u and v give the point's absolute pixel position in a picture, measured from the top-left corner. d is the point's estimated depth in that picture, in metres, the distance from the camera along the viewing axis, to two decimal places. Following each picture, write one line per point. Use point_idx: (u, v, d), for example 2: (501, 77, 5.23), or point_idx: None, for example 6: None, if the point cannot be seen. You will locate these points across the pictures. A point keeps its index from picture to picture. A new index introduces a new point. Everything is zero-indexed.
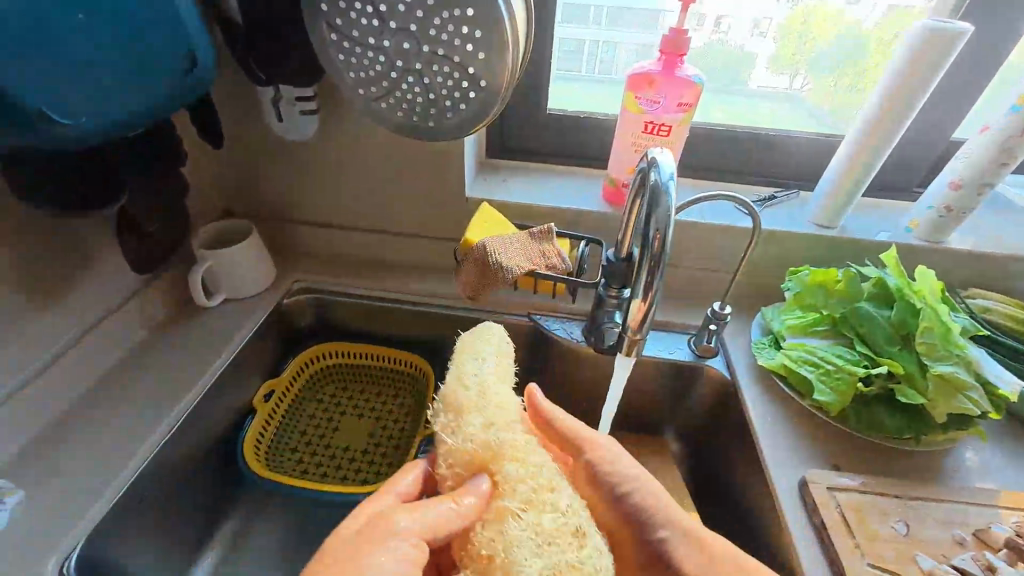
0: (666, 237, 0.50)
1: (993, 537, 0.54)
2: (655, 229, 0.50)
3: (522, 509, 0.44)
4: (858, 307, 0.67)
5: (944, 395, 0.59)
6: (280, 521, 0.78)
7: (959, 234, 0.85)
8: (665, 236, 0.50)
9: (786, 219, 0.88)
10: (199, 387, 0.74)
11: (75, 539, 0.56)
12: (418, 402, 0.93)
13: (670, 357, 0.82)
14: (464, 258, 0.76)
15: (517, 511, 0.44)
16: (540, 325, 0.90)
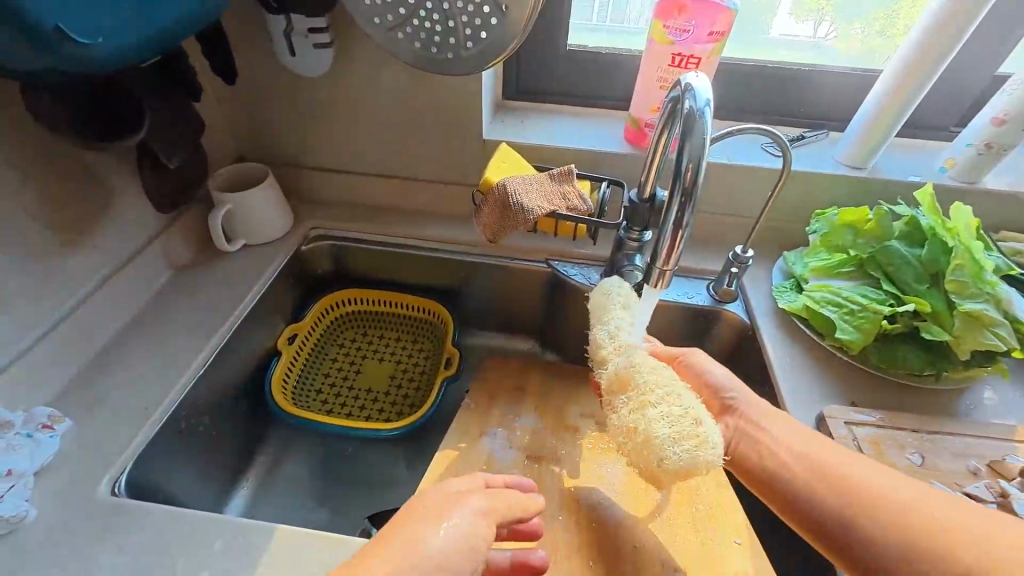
0: (698, 168, 0.48)
1: (1007, 467, 0.56)
2: (688, 160, 0.49)
3: (652, 400, 0.52)
4: (887, 246, 0.66)
5: (970, 332, 0.59)
6: (310, 455, 0.82)
7: (996, 175, 0.81)
8: (698, 167, 0.48)
9: (815, 160, 0.85)
10: (226, 327, 0.76)
11: (123, 461, 0.59)
12: (437, 347, 0.95)
13: (689, 302, 0.81)
14: (484, 200, 0.75)
15: (650, 400, 0.52)
16: (558, 271, 0.90)
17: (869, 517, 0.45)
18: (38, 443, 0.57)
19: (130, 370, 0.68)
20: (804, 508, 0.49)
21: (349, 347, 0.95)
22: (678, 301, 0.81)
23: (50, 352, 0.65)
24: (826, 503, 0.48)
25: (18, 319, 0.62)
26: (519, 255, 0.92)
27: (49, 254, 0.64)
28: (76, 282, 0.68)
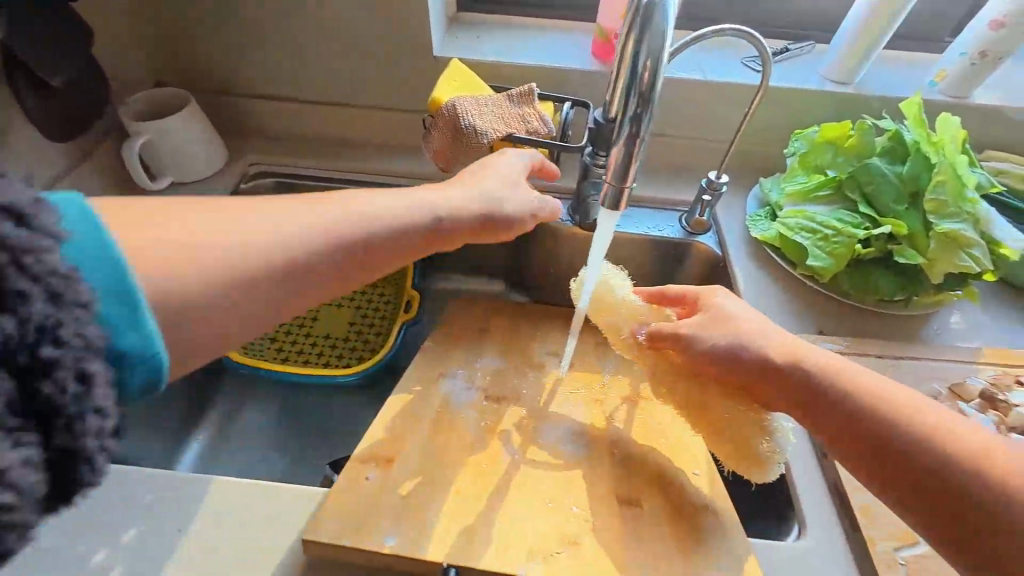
0: (656, 66, 0.40)
1: (968, 390, 0.54)
2: (643, 58, 0.40)
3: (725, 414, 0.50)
4: (867, 164, 0.62)
5: (946, 253, 0.57)
6: (267, 404, 0.79)
7: (986, 88, 0.76)
8: (655, 66, 0.40)
9: (798, 75, 0.78)
10: None
11: None
12: (397, 289, 0.91)
13: (659, 234, 0.77)
14: (433, 123, 0.67)
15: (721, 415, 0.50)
16: None
17: (960, 462, 0.41)
18: None
19: None
20: (885, 456, 0.43)
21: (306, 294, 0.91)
22: (649, 235, 0.76)
23: None
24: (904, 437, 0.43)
25: None
26: None
27: None
28: None
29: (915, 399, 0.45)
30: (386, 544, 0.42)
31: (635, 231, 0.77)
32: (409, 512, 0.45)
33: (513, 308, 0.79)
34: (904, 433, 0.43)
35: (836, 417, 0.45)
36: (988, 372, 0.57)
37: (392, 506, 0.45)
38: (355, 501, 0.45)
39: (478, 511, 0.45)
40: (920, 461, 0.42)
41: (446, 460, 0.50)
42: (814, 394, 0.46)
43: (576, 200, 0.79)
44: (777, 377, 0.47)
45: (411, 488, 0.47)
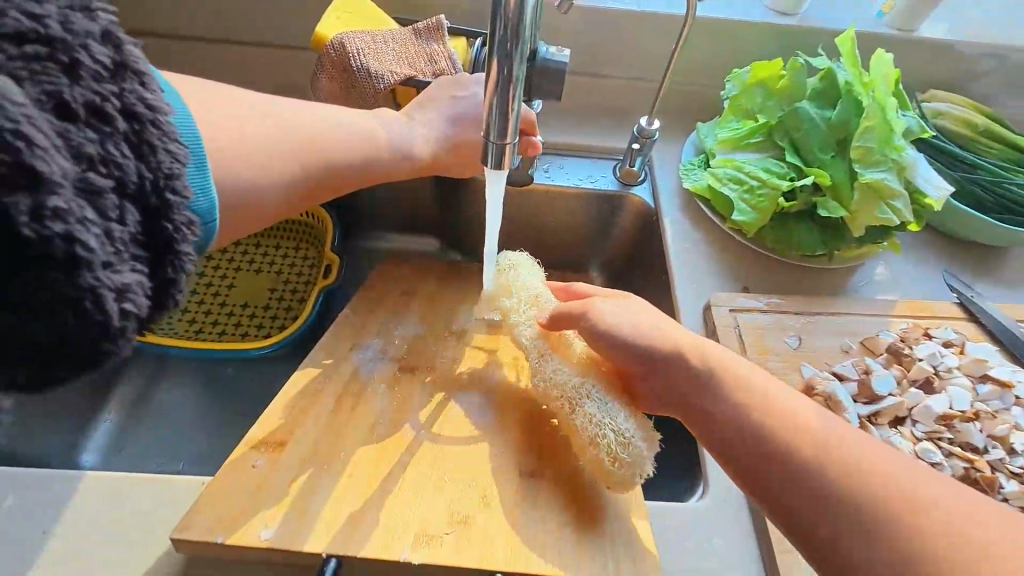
0: None
1: (877, 344, 0.54)
2: None
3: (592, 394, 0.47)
4: (797, 108, 0.58)
5: (868, 205, 0.54)
6: (181, 379, 0.74)
7: (934, 21, 0.71)
8: None
9: (739, 4, 0.71)
10: None
11: None
12: (320, 252, 0.84)
13: (591, 186, 0.72)
14: (322, 63, 0.59)
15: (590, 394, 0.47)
16: None
17: (801, 455, 0.38)
18: None
19: None
20: (738, 456, 0.41)
21: (221, 261, 0.84)
22: (582, 187, 0.72)
23: None
24: (800, 469, 0.38)
25: None
26: None
27: None
28: None
29: (783, 393, 0.42)
30: (262, 538, 0.41)
31: (568, 184, 0.72)
32: (291, 502, 0.43)
33: (440, 270, 0.74)
34: (759, 425, 0.40)
35: (695, 410, 0.44)
36: (900, 325, 0.57)
37: (273, 496, 0.43)
38: (234, 492, 0.43)
39: (365, 496, 0.44)
40: (759, 450, 0.40)
41: (342, 441, 0.48)
42: (681, 385, 0.44)
43: None
44: (648, 368, 0.46)
45: (298, 475, 0.45)
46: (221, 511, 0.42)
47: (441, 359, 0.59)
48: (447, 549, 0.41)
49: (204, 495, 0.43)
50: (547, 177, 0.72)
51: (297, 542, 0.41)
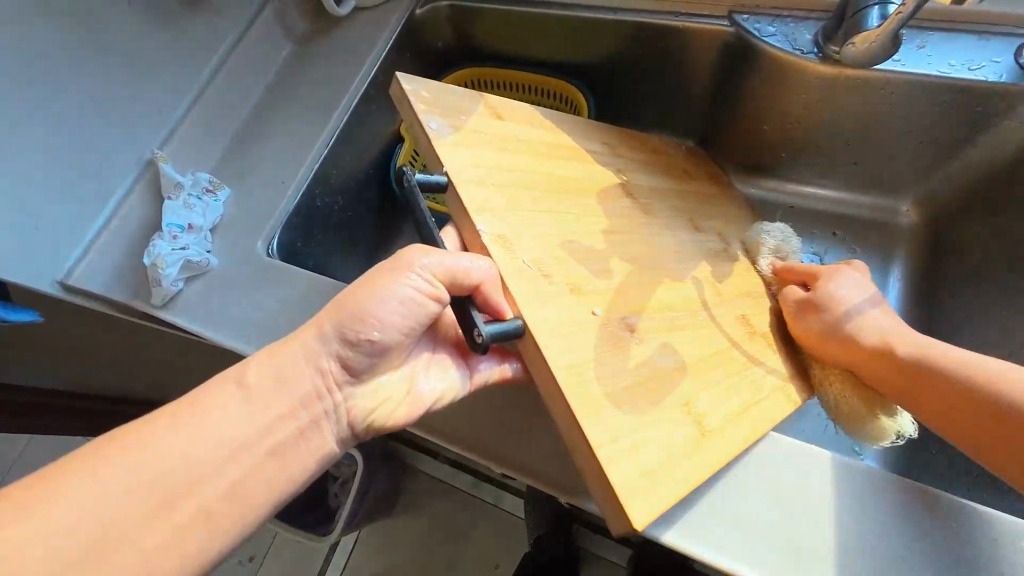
0: None
1: None
2: None
3: (740, 338, 0.50)
4: None
5: None
6: None
7: None
8: None
9: None
10: (344, 106, 0.70)
11: (274, 226, 0.64)
12: None
13: (968, 76, 0.57)
14: None
15: (750, 328, 0.52)
16: (744, 30, 0.63)
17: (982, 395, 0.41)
18: (207, 205, 0.64)
19: (266, 142, 0.69)
20: (916, 400, 0.45)
21: None
22: (975, 80, 0.56)
23: (196, 127, 0.68)
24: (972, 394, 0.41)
25: (165, 87, 0.66)
26: (690, 10, 0.66)
27: (167, 15, 0.64)
28: (204, 53, 0.69)
29: (996, 362, 0.42)
30: (479, 231, 0.44)
31: (949, 74, 0.57)
32: (502, 235, 0.44)
33: (724, 191, 0.69)
34: (987, 419, 0.40)
35: (933, 397, 0.43)
36: None
37: (504, 218, 0.45)
38: (488, 188, 0.47)
39: (601, 359, 0.42)
40: (966, 417, 0.41)
41: (574, 258, 0.46)
42: (956, 398, 0.42)
43: (835, 19, 0.58)
44: (885, 356, 0.47)
45: (525, 222, 0.46)
46: (462, 197, 0.45)
47: (665, 230, 0.56)
48: (598, 424, 0.38)
49: (462, 174, 0.46)
50: (917, 64, 0.58)
51: (541, 378, 0.40)
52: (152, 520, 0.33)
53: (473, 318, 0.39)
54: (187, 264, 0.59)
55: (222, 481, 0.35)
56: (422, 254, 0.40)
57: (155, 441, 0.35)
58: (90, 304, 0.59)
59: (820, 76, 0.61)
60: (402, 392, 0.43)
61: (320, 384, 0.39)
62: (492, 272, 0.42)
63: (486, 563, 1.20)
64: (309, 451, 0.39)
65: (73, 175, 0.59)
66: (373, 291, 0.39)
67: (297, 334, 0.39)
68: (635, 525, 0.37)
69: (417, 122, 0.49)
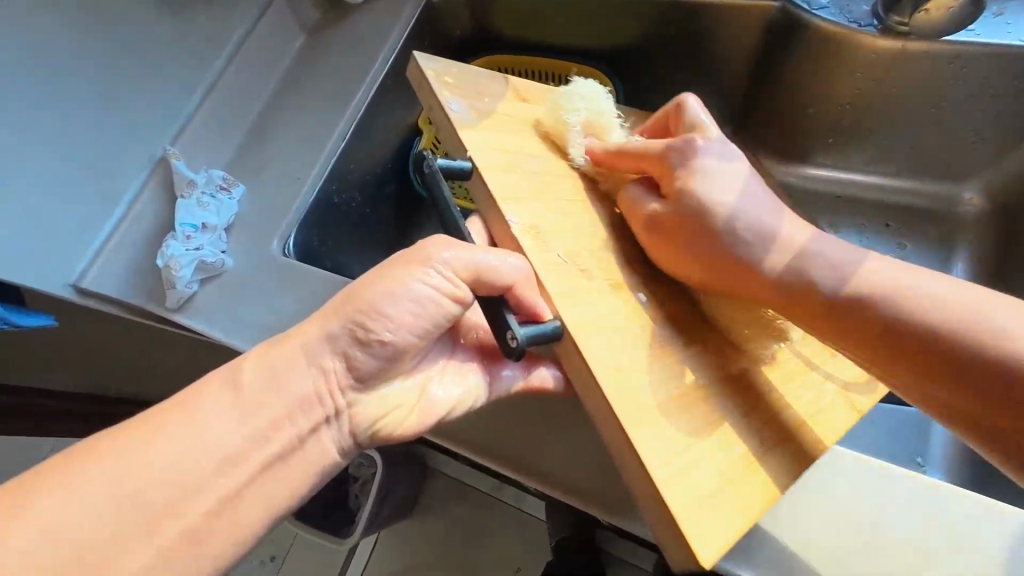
0: None
1: None
2: None
3: None
4: None
5: None
6: None
7: None
8: None
9: None
10: (360, 97, 0.67)
11: (289, 223, 0.61)
12: None
13: None
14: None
15: None
16: (792, 4, 0.58)
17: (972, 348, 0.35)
18: (220, 202, 0.61)
19: (280, 137, 0.66)
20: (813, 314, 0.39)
21: None
22: None
23: (209, 121, 0.66)
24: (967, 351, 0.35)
25: (176, 81, 0.63)
26: None
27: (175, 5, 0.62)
28: (216, 45, 0.66)
29: (982, 300, 0.36)
30: (508, 221, 0.40)
31: None
32: (533, 225, 0.40)
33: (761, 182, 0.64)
34: (979, 360, 0.34)
35: (832, 315, 0.39)
36: None
37: (532, 206, 0.41)
38: (515, 174, 0.43)
39: (653, 365, 0.38)
40: (917, 349, 0.36)
41: (611, 248, 0.42)
42: (920, 343, 0.36)
43: None
44: (808, 293, 0.39)
45: (561, 214, 0.42)
46: (488, 184, 0.41)
47: None
48: (649, 435, 0.35)
49: (488, 160, 0.42)
50: (995, 33, 0.54)
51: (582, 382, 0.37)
52: (152, 544, 0.31)
53: (506, 316, 0.36)
54: (202, 265, 0.57)
55: (229, 505, 0.33)
56: (445, 246, 0.37)
57: (153, 459, 0.31)
58: (104, 306, 0.57)
59: (878, 50, 0.57)
60: (413, 399, 0.40)
61: (322, 386, 0.36)
62: (525, 271, 0.38)
63: (508, 567, 1.17)
64: (308, 461, 0.36)
65: (82, 171, 0.57)
66: (387, 281, 0.36)
67: (304, 329, 0.36)
68: (702, 561, 0.33)
69: (438, 103, 0.45)
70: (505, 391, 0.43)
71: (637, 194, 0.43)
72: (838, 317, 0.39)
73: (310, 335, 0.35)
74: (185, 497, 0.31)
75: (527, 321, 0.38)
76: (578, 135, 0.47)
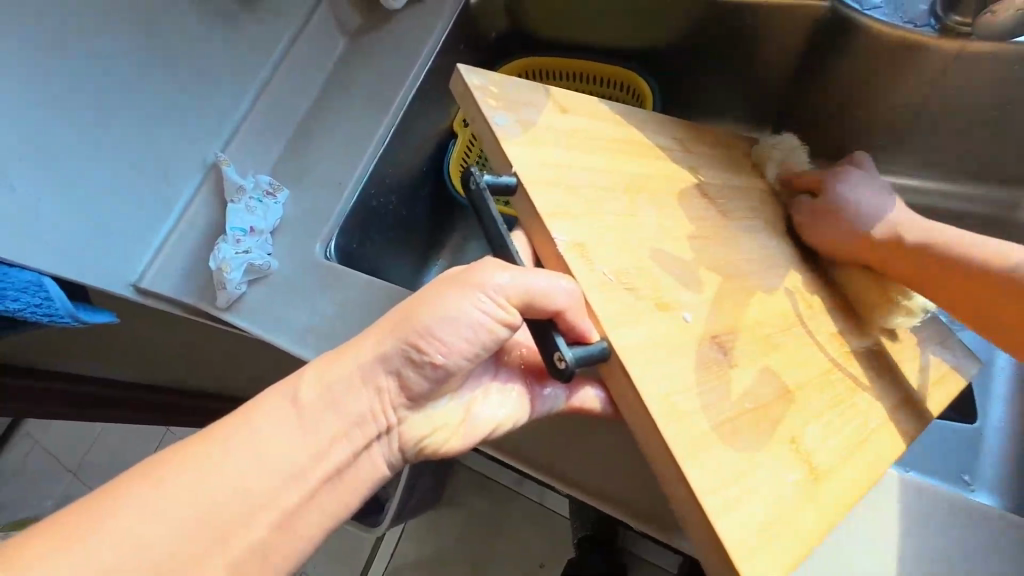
0: None
1: None
2: None
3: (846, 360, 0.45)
4: None
5: None
6: None
7: None
8: None
9: None
10: (399, 102, 0.68)
11: (331, 227, 0.63)
12: None
13: None
14: None
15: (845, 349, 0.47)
16: (841, 2, 0.55)
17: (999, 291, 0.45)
18: (267, 207, 0.64)
19: (323, 141, 0.68)
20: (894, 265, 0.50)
21: None
22: None
23: (257, 126, 0.68)
24: (994, 288, 0.45)
25: (226, 88, 0.66)
26: None
27: (226, 13, 0.64)
28: (262, 52, 0.69)
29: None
30: (556, 238, 0.40)
31: None
32: (580, 242, 0.41)
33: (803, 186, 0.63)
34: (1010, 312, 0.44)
35: (919, 267, 0.48)
36: None
37: (580, 222, 0.42)
38: (562, 189, 0.43)
39: (698, 386, 0.38)
40: (951, 283, 0.47)
41: (653, 261, 0.43)
42: (963, 280, 0.47)
43: None
44: (889, 244, 0.50)
45: (606, 229, 0.42)
46: (534, 199, 0.41)
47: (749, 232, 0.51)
48: (697, 459, 0.36)
49: (533, 173, 0.43)
50: None
51: (628, 400, 0.38)
52: (218, 536, 0.33)
53: (557, 340, 0.37)
54: (251, 268, 0.59)
55: (284, 503, 0.34)
56: (497, 270, 0.37)
57: (211, 458, 0.33)
58: (161, 304, 0.60)
59: (935, 51, 0.53)
60: (457, 418, 0.41)
61: (377, 405, 0.37)
62: (577, 295, 0.38)
63: (532, 561, 1.19)
64: (362, 475, 0.38)
65: (141, 176, 0.60)
66: (439, 307, 0.36)
67: (359, 348, 0.37)
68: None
69: (482, 116, 0.45)
70: (549, 409, 0.44)
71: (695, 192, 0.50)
72: (897, 264, 0.49)
73: (364, 355, 0.37)
74: (246, 493, 0.33)
75: (575, 344, 0.38)
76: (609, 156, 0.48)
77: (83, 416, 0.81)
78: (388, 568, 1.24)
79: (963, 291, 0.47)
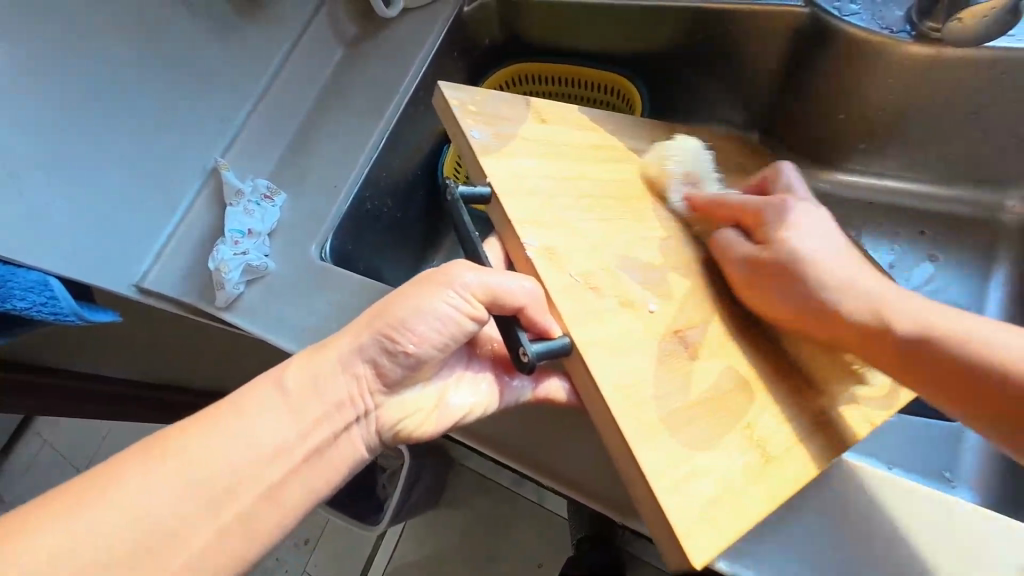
0: None
1: None
2: None
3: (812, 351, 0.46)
4: None
5: None
6: None
7: None
8: None
9: None
10: (393, 108, 0.70)
11: (325, 230, 0.65)
12: None
13: None
14: None
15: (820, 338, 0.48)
16: (821, 9, 0.57)
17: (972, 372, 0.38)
18: (265, 209, 0.66)
19: (320, 147, 0.70)
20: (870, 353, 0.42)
21: None
22: None
23: (256, 132, 0.71)
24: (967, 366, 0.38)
25: (227, 95, 0.68)
26: None
27: (227, 23, 0.67)
28: (262, 60, 0.71)
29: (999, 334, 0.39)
30: (526, 245, 0.43)
31: None
32: (550, 247, 0.43)
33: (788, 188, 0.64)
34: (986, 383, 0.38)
35: (886, 353, 0.41)
36: None
37: (551, 229, 0.44)
38: (534, 197, 0.45)
39: (654, 375, 0.40)
40: (926, 364, 0.40)
41: (624, 263, 0.45)
42: (919, 356, 0.40)
43: None
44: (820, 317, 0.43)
45: (578, 234, 0.45)
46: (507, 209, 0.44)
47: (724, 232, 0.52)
48: (650, 445, 0.38)
49: (508, 185, 0.45)
50: None
51: (600, 394, 0.39)
52: (207, 522, 0.34)
53: (519, 335, 0.39)
54: (247, 268, 0.62)
55: (271, 491, 0.36)
56: (466, 269, 0.40)
57: (200, 444, 0.35)
58: (162, 304, 0.63)
59: (911, 57, 0.56)
60: (430, 405, 0.43)
61: (354, 390, 0.39)
62: (538, 293, 0.41)
63: (529, 561, 1.20)
64: (341, 458, 0.39)
65: (144, 181, 0.62)
66: (412, 303, 0.38)
67: (339, 339, 0.39)
68: (695, 563, 0.36)
69: (460, 132, 0.48)
70: (516, 399, 0.45)
71: (655, 206, 0.50)
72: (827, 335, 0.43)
73: (343, 346, 0.39)
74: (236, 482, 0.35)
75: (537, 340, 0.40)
76: (573, 128, 0.52)
77: (88, 412, 0.83)
78: (388, 566, 1.25)
79: (955, 385, 0.39)
